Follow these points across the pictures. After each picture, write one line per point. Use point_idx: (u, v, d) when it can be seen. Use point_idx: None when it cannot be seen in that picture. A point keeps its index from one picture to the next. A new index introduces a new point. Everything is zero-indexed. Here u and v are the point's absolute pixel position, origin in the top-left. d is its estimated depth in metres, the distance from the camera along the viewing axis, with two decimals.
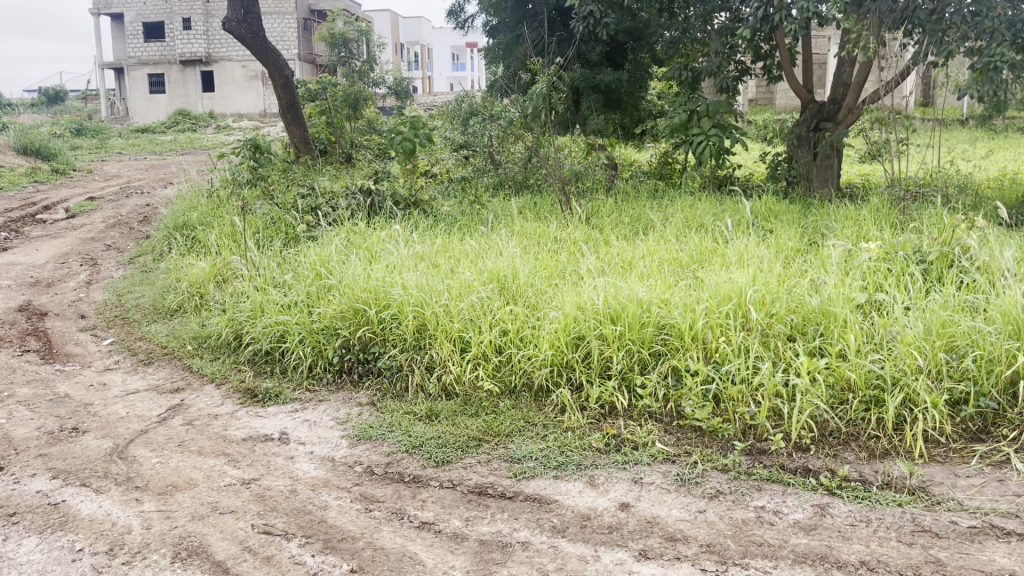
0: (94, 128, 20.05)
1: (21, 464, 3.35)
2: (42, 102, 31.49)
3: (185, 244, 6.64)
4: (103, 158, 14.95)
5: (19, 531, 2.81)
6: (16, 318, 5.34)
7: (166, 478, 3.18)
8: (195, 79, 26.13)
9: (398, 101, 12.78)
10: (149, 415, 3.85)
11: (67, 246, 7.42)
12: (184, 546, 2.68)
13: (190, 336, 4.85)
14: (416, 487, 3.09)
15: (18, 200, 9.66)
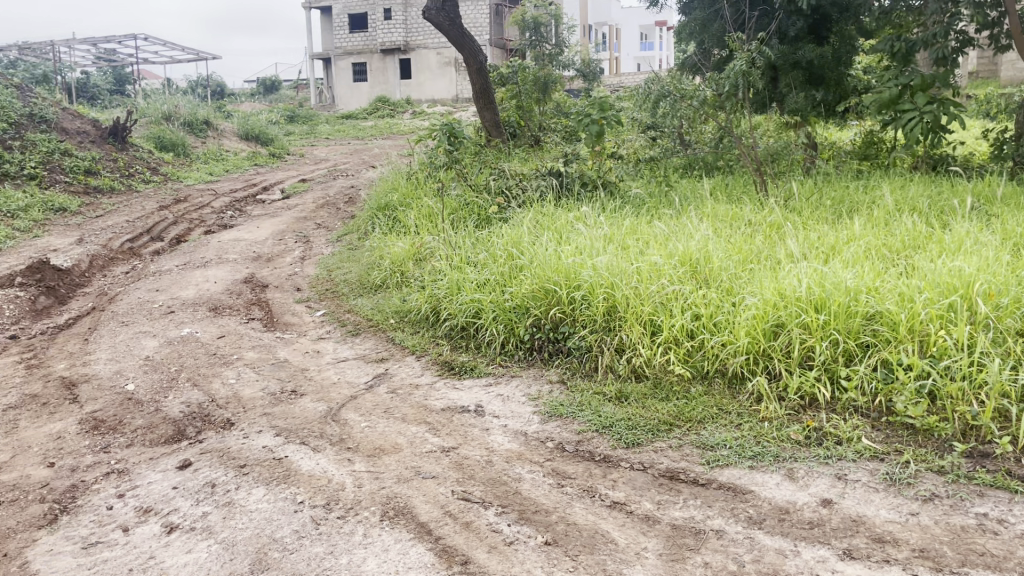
0: (305, 115, 21.65)
1: (249, 421, 3.71)
2: (259, 91, 34.36)
3: (387, 224, 7.01)
4: (313, 142, 16.14)
5: (248, 481, 3.13)
6: (242, 289, 5.90)
7: (374, 441, 3.41)
8: (394, 67, 27.48)
9: (587, 84, 12.78)
10: (358, 382, 4.14)
11: (283, 225, 8.09)
12: (392, 506, 2.87)
13: (392, 311, 5.14)
14: (607, 467, 3.12)
15: (241, 182, 10.65)
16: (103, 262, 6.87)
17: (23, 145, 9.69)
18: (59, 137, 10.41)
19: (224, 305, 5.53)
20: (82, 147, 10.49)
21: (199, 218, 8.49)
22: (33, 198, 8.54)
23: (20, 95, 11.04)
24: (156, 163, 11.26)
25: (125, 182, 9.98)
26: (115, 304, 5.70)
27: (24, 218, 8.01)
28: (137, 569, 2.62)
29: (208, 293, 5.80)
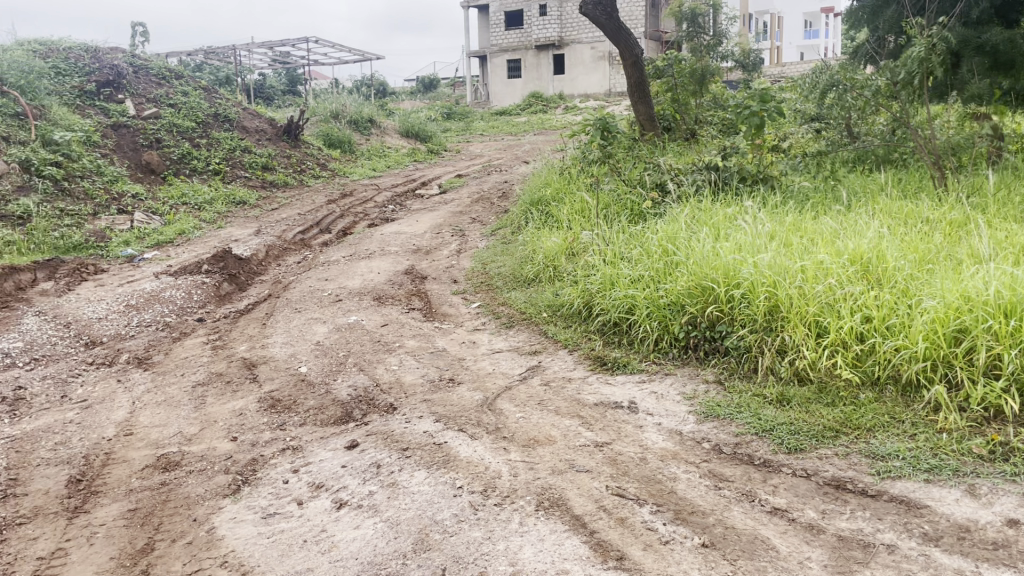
0: (461, 112, 22.24)
1: (410, 406, 3.87)
2: (418, 90, 35.58)
3: (540, 219, 7.08)
4: (469, 138, 16.57)
5: (411, 464, 3.26)
6: (403, 280, 6.14)
7: (529, 432, 3.46)
8: (548, 63, 27.70)
9: (746, 75, 12.41)
10: (512, 373, 4.23)
11: (440, 219, 8.36)
12: (547, 497, 2.91)
13: (545, 304, 5.19)
14: (767, 472, 3.02)
15: (401, 177, 11.09)
16: (277, 252, 7.36)
17: (210, 143, 10.53)
18: (241, 135, 11.23)
19: (386, 295, 5.78)
20: (260, 144, 11.27)
21: (363, 212, 8.93)
22: (217, 192, 9.26)
23: (207, 97, 11.99)
24: (325, 159, 11.92)
25: (297, 177, 10.63)
26: (289, 291, 6.10)
27: (210, 210, 8.70)
28: (311, 541, 2.80)
29: (372, 283, 6.09)
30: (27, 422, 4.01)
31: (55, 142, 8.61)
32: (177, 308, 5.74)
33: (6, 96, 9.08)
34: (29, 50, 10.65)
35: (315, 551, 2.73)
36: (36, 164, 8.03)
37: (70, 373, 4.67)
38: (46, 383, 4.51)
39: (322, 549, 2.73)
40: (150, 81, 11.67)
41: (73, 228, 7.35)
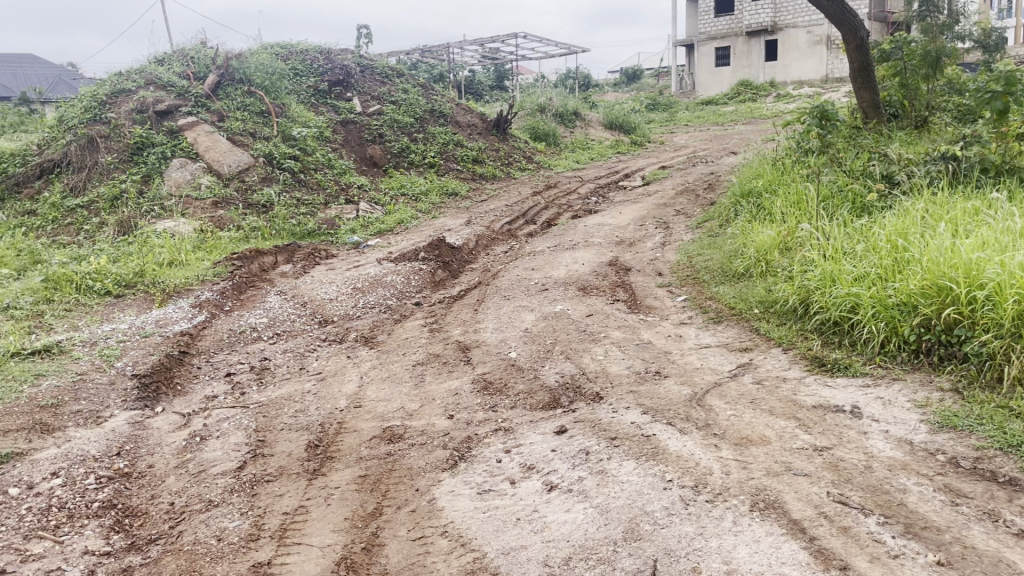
0: (666, 103, 21.93)
1: (617, 396, 3.90)
2: (622, 81, 35.48)
3: (751, 212, 6.83)
4: (673, 129, 16.31)
5: (620, 453, 3.28)
6: (608, 271, 6.17)
7: (742, 430, 3.38)
8: (759, 49, 26.60)
9: (988, 55, 11.28)
10: (722, 369, 4.13)
11: (644, 210, 8.31)
12: (762, 498, 2.82)
13: (757, 300, 5.01)
14: (1013, 491, 2.75)
15: (605, 169, 11.14)
16: (486, 241, 7.65)
17: (426, 137, 11.12)
18: (453, 130, 11.77)
19: (592, 286, 5.83)
20: (471, 138, 11.75)
21: (567, 204, 9.07)
22: (432, 183, 9.77)
23: (424, 94, 12.66)
24: (531, 152, 12.22)
25: (505, 170, 10.98)
26: (498, 279, 6.32)
27: (425, 201, 9.20)
28: (524, 519, 2.90)
29: (578, 273, 6.16)
30: (272, 390, 4.46)
31: (293, 137, 9.46)
32: (397, 292, 6.12)
33: (254, 96, 10.08)
34: (273, 54, 11.74)
35: (528, 530, 2.83)
36: (277, 158, 8.87)
37: (305, 348, 5.13)
38: (286, 356, 4.99)
39: (535, 528, 2.83)
40: (375, 80, 12.50)
41: (308, 216, 8.04)
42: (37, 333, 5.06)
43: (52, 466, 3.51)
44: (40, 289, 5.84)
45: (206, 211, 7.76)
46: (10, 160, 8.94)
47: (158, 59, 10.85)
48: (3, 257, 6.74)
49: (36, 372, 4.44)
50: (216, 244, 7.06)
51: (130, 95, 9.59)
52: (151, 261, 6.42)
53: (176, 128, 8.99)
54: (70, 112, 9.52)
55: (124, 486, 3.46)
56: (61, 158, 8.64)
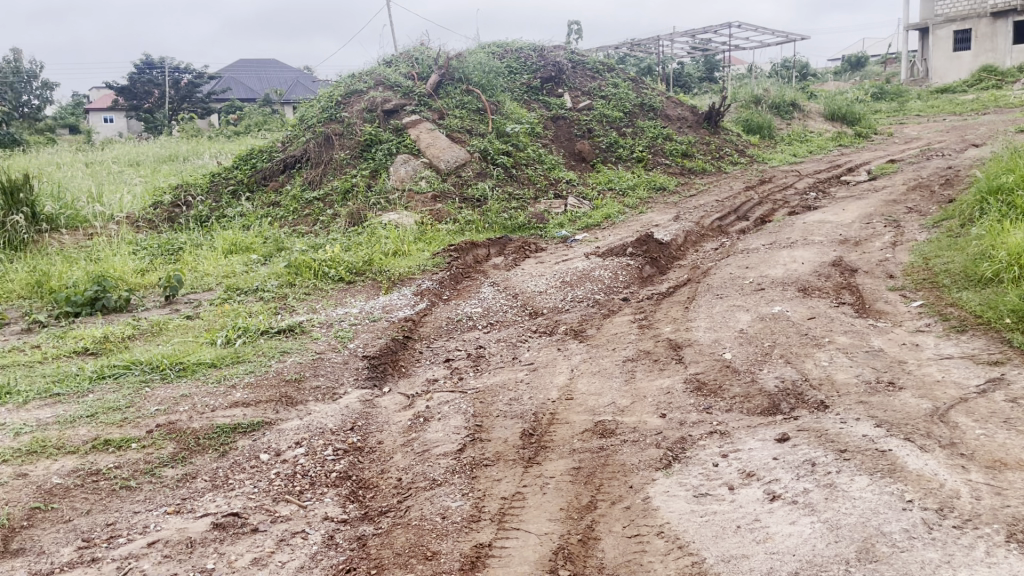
0: (896, 90, 20.33)
1: (845, 406, 3.67)
2: (844, 69, 33.33)
3: (1000, 211, 6.15)
4: (904, 120, 15.06)
5: (851, 467, 3.07)
6: (831, 272, 5.82)
7: (994, 453, 3.06)
8: (1006, 31, 23.77)
9: None
10: (967, 384, 3.76)
11: (871, 207, 7.75)
12: (1020, 529, 2.54)
13: (1008, 309, 4.50)
14: None
15: (825, 163, 10.51)
16: (696, 238, 7.47)
17: (635, 131, 11.04)
18: (663, 124, 11.60)
19: (813, 287, 5.52)
20: (680, 132, 11.54)
21: (783, 199, 8.66)
22: (641, 178, 9.68)
23: (635, 88, 12.57)
24: (744, 146, 11.79)
25: (716, 164, 10.67)
26: (710, 277, 6.15)
27: (633, 196, 9.13)
28: (745, 527, 2.80)
29: (796, 273, 5.86)
30: (487, 377, 4.63)
31: (507, 134, 9.73)
32: (605, 286, 6.12)
33: (472, 95, 10.46)
34: (490, 52, 12.12)
35: (750, 538, 2.73)
36: (492, 154, 9.17)
37: (518, 338, 5.26)
38: (500, 346, 5.15)
39: (757, 538, 2.72)
40: (586, 75, 12.56)
41: (519, 211, 8.25)
42: (281, 314, 5.57)
43: (296, 436, 3.85)
44: (283, 274, 6.44)
45: (425, 205, 8.18)
46: (259, 157, 9.91)
47: (386, 61, 11.56)
48: (252, 243, 7.49)
49: (282, 350, 4.89)
50: (434, 236, 7.43)
51: (361, 96, 10.30)
52: (378, 251, 6.87)
53: (401, 126, 9.54)
54: (309, 112, 10.38)
55: (358, 459, 3.73)
56: (301, 154, 9.45)
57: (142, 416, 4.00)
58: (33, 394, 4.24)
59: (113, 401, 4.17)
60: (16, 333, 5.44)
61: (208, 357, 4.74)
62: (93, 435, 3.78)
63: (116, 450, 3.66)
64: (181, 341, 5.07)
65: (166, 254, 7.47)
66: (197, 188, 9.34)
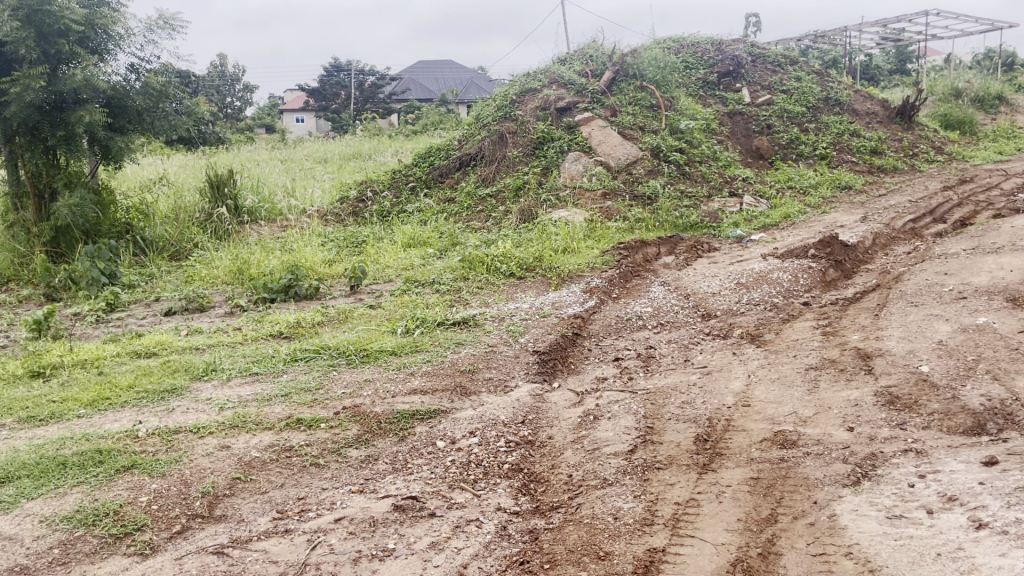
0: None
1: None
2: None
3: None
4: None
5: None
6: None
7: None
8: None
9: None
10: None
11: None
12: None
13: None
14: None
15: None
16: (885, 240, 6.99)
17: (818, 127, 10.49)
18: (850, 119, 10.94)
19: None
20: (869, 128, 10.85)
21: (987, 201, 7.95)
22: (824, 177, 9.19)
23: (819, 82, 11.94)
24: (941, 143, 10.92)
25: (908, 162, 9.94)
26: (901, 283, 5.72)
27: (815, 194, 8.68)
28: (947, 556, 2.57)
29: (1004, 281, 5.34)
30: (658, 378, 4.54)
31: (681, 130, 9.52)
32: (784, 290, 5.84)
33: (645, 91, 10.31)
34: (666, 48, 11.91)
35: (952, 568, 2.50)
36: (665, 151, 9.00)
37: (690, 340, 5.12)
38: (672, 347, 5.04)
39: (961, 569, 2.49)
40: (766, 69, 12.07)
41: (692, 209, 8.05)
42: (456, 306, 5.74)
43: (470, 425, 3.94)
44: (458, 268, 6.63)
45: (596, 202, 8.17)
46: (436, 154, 10.26)
47: (560, 59, 11.64)
48: (429, 238, 7.77)
49: (456, 341, 5.03)
50: (605, 233, 7.40)
51: (535, 94, 10.43)
52: (548, 247, 6.93)
53: (574, 123, 9.58)
54: (485, 111, 10.64)
55: (529, 453, 3.77)
56: (476, 152, 9.70)
57: (330, 398, 4.24)
58: (235, 372, 4.61)
59: (304, 382, 4.46)
60: (220, 315, 5.94)
61: (389, 345, 4.96)
62: (286, 414, 4.04)
63: (307, 428, 3.90)
64: (365, 329, 5.34)
65: (350, 246, 7.90)
66: (379, 184, 9.80)
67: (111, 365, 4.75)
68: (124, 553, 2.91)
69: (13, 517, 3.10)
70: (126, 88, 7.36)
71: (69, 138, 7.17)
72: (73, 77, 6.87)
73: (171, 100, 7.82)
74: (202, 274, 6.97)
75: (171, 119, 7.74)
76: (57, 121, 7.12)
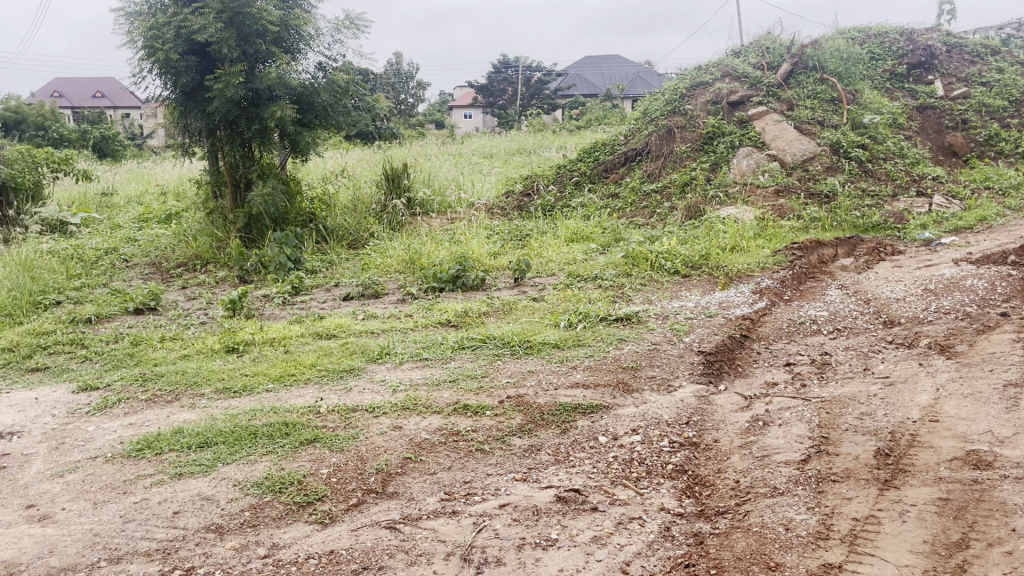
0: None
1: None
2: None
3: None
4: None
5: None
6: None
7: None
8: None
9: None
10: None
11: None
12: None
13: None
14: None
15: None
16: None
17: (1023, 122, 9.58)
18: None
19: None
20: None
21: None
22: None
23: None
24: None
25: None
26: None
27: (1017, 195, 7.93)
28: None
29: None
30: (834, 387, 4.30)
31: (864, 125, 8.98)
32: (979, 298, 5.37)
33: (826, 84, 9.78)
34: (849, 38, 11.27)
35: None
36: (845, 147, 8.52)
37: (869, 348, 4.82)
38: (849, 354, 4.76)
39: None
40: (963, 59, 11.16)
41: (874, 209, 7.57)
42: (619, 302, 5.70)
43: (633, 423, 3.91)
44: (621, 264, 6.58)
45: (767, 201, 7.87)
46: (602, 149, 10.24)
47: (734, 52, 11.28)
48: (592, 233, 7.78)
49: (620, 337, 5.00)
50: (776, 233, 7.12)
51: (706, 88, 10.19)
52: (715, 246, 6.76)
53: (747, 118, 9.28)
54: (653, 105, 10.49)
55: (694, 455, 3.68)
56: (643, 147, 9.60)
57: (495, 386, 4.34)
58: (406, 356, 4.81)
59: (470, 370, 4.58)
60: (393, 302, 6.22)
61: (552, 338, 5.01)
62: (454, 399, 4.17)
63: (473, 414, 4.01)
64: (529, 321, 5.42)
65: (515, 239, 8.04)
66: (545, 178, 9.91)
67: (296, 344, 5.09)
68: (306, 521, 3.11)
69: (211, 479, 3.38)
70: (314, 85, 7.84)
71: (262, 132, 7.73)
72: (268, 75, 7.38)
73: (353, 96, 8.26)
74: (377, 263, 7.31)
75: (352, 115, 8.18)
76: (253, 116, 7.70)
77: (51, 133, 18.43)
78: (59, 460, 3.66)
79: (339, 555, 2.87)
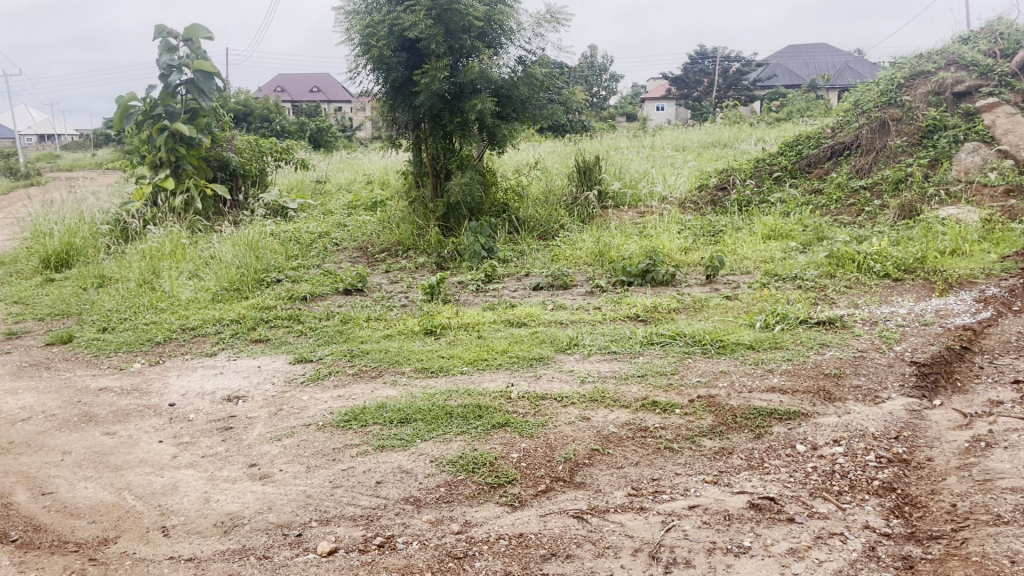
0: None
1: None
2: None
3: None
4: None
5: None
6: None
7: None
8: None
9: None
10: None
11: None
12: None
13: None
14: None
15: None
16: None
17: None
18: None
19: None
20: None
21: None
22: None
23: None
24: None
25: None
26: None
27: None
28: None
29: None
30: None
31: None
32: None
33: None
34: None
35: None
36: None
37: None
38: None
39: None
40: None
41: None
42: (821, 304, 5.40)
43: (835, 433, 3.70)
44: (824, 265, 6.23)
45: (995, 201, 7.16)
46: (806, 142, 9.74)
47: (961, 38, 10.34)
48: (792, 231, 7.43)
49: (821, 342, 4.74)
50: (1005, 236, 6.46)
51: (927, 78, 9.44)
52: (933, 248, 6.24)
53: (974, 110, 8.52)
54: (864, 96, 9.83)
55: (903, 472, 3.42)
56: (852, 141, 9.06)
57: (685, 384, 4.25)
58: (595, 348, 4.83)
59: (660, 366, 4.52)
60: (583, 293, 6.25)
61: (747, 338, 4.83)
62: (643, 395, 4.13)
63: (662, 411, 3.95)
64: (722, 319, 5.25)
65: (707, 234, 7.83)
66: (742, 172, 9.56)
67: (489, 330, 5.24)
68: (497, 502, 3.20)
69: (410, 454, 3.57)
70: (512, 79, 8.02)
71: (464, 125, 8.02)
72: (471, 69, 7.65)
73: (549, 89, 8.37)
74: (567, 254, 7.38)
75: (548, 107, 8.30)
76: (455, 109, 8.03)
77: (275, 125, 19.94)
78: (278, 425, 4.00)
79: (528, 539, 2.94)
